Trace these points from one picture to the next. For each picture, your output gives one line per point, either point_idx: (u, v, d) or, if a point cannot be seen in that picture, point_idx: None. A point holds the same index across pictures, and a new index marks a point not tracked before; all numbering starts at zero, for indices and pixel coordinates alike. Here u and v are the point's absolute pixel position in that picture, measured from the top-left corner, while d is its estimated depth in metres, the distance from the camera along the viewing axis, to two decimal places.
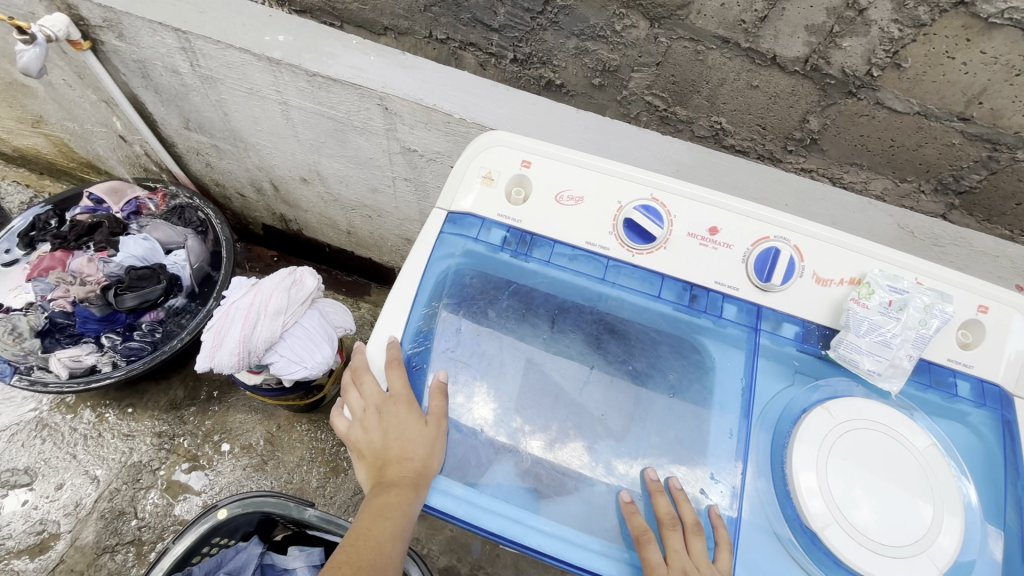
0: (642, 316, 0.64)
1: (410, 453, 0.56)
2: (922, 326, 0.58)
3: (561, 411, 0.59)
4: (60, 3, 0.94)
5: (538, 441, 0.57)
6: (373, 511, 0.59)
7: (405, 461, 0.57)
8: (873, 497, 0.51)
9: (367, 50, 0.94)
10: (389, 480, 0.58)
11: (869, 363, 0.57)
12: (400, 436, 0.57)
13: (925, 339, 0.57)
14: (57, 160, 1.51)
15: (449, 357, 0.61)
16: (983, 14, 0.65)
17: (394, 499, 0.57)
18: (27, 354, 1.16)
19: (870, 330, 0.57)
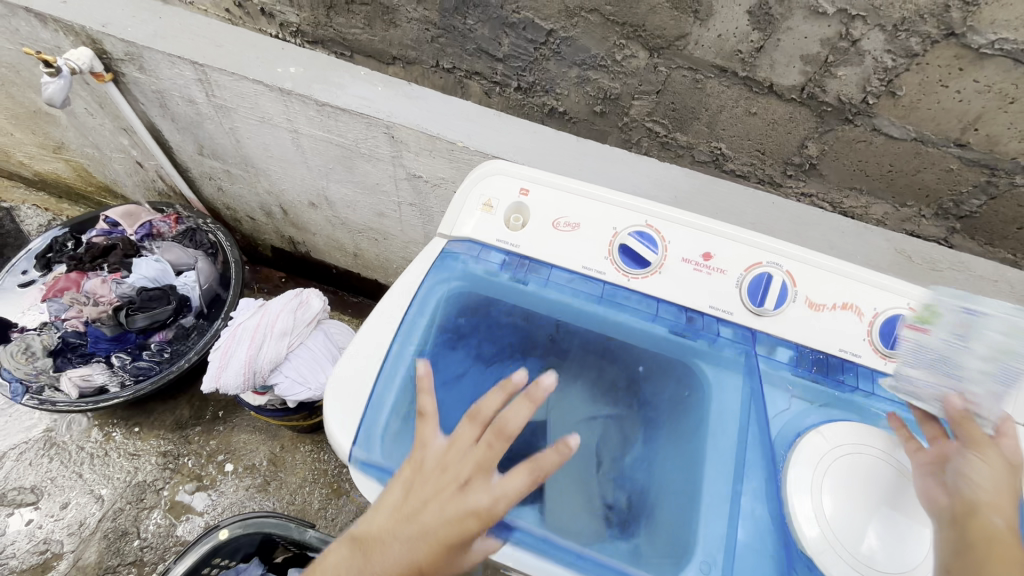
0: (633, 335, 0.65)
1: (419, 549, 0.50)
2: (1008, 356, 0.49)
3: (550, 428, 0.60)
4: (86, 37, 0.99)
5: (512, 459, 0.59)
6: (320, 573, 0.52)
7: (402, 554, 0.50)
8: (880, 528, 0.49)
9: (375, 80, 0.98)
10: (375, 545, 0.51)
11: (928, 398, 0.55)
12: (431, 528, 0.50)
13: (1012, 371, 0.50)
14: (75, 184, 1.56)
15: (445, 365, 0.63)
16: (975, 45, 0.67)
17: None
18: (38, 373, 1.18)
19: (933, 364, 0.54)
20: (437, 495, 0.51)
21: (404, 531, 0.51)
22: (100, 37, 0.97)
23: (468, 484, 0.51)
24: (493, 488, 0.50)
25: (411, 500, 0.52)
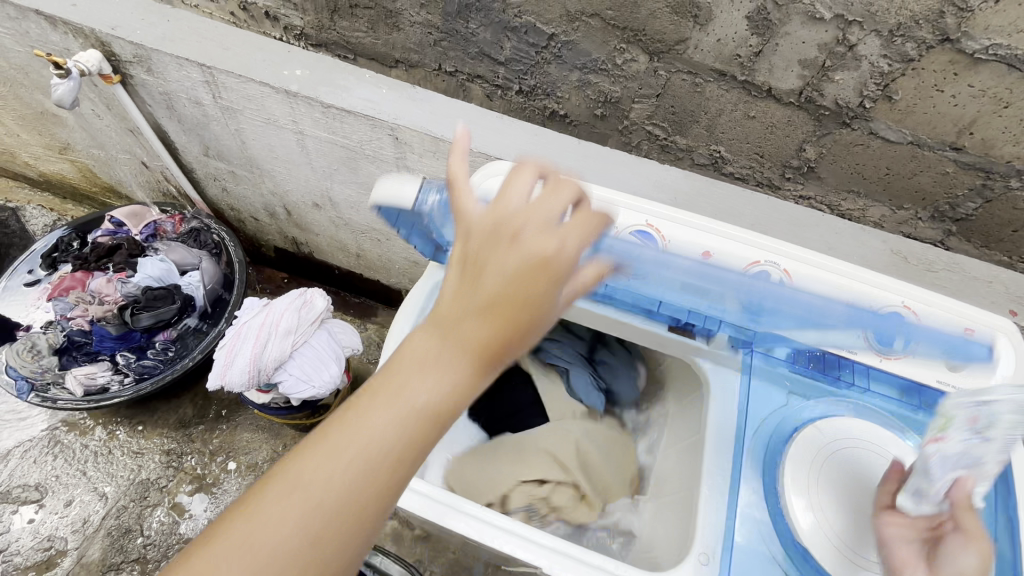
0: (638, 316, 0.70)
1: (494, 323, 0.39)
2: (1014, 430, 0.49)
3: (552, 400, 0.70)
4: (95, 40, 1.00)
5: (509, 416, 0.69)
6: (366, 413, 0.39)
7: (476, 337, 0.39)
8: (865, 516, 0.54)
9: (380, 83, 1.00)
10: (436, 348, 0.40)
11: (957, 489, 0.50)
12: (501, 288, 0.39)
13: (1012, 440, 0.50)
14: (80, 185, 1.57)
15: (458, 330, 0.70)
16: (969, 50, 0.68)
17: (422, 400, 0.39)
18: (43, 371, 1.20)
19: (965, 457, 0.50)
20: (503, 257, 0.39)
21: (466, 305, 0.40)
22: (109, 39, 0.99)
23: (529, 228, 0.40)
24: (560, 227, 0.40)
25: (466, 272, 0.40)
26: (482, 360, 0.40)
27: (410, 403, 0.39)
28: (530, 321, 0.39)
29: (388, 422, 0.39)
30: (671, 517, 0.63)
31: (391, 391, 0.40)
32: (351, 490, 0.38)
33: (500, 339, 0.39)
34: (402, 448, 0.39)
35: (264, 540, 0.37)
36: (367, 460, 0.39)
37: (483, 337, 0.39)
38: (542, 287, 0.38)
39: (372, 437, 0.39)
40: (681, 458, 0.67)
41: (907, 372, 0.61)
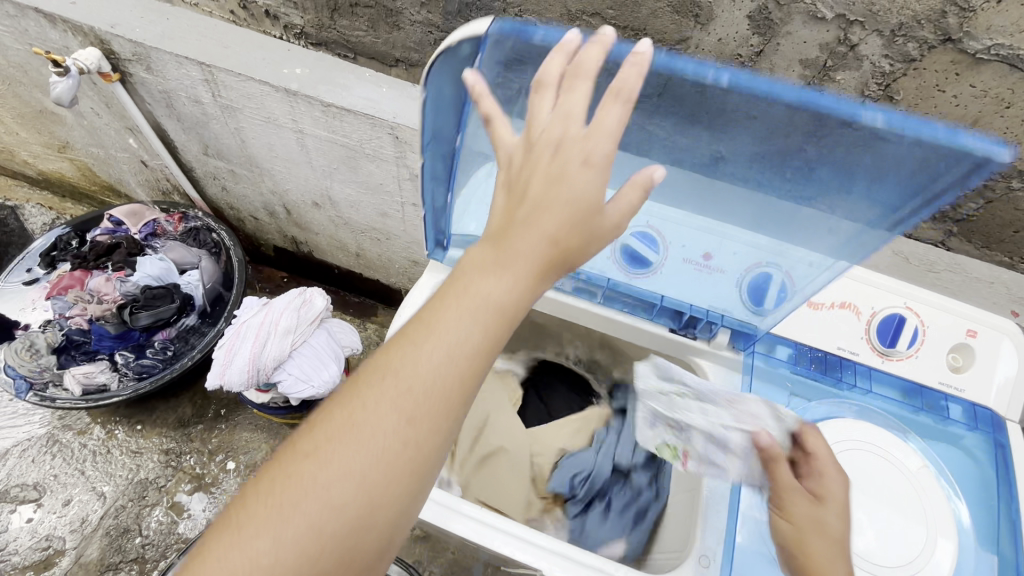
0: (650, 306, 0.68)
1: (562, 221, 0.41)
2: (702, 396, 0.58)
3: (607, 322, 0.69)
4: (94, 38, 1.00)
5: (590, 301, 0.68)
6: (452, 311, 0.41)
7: (546, 238, 0.41)
8: (865, 519, 0.54)
9: (380, 82, 0.99)
10: (507, 251, 0.42)
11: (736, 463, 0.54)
12: (567, 193, 0.41)
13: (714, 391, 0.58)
14: (79, 183, 1.57)
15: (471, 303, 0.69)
16: (971, 50, 0.69)
17: (504, 295, 0.41)
18: (42, 370, 1.19)
19: (717, 442, 0.55)
20: (553, 160, 0.41)
21: (530, 212, 0.42)
22: (108, 37, 0.99)
23: (566, 142, 0.41)
24: (592, 135, 0.40)
25: (511, 196, 0.43)
26: (554, 255, 0.42)
27: (492, 298, 0.41)
28: (583, 220, 0.41)
29: (475, 315, 0.41)
30: (673, 520, 0.63)
31: (472, 289, 0.41)
32: (446, 379, 0.40)
33: (571, 236, 0.41)
34: (486, 341, 0.41)
35: (373, 422, 0.39)
36: (460, 349, 0.40)
37: (552, 236, 0.41)
38: (590, 185, 0.40)
39: (461, 328, 0.40)
40: (682, 460, 0.67)
41: (907, 373, 0.61)
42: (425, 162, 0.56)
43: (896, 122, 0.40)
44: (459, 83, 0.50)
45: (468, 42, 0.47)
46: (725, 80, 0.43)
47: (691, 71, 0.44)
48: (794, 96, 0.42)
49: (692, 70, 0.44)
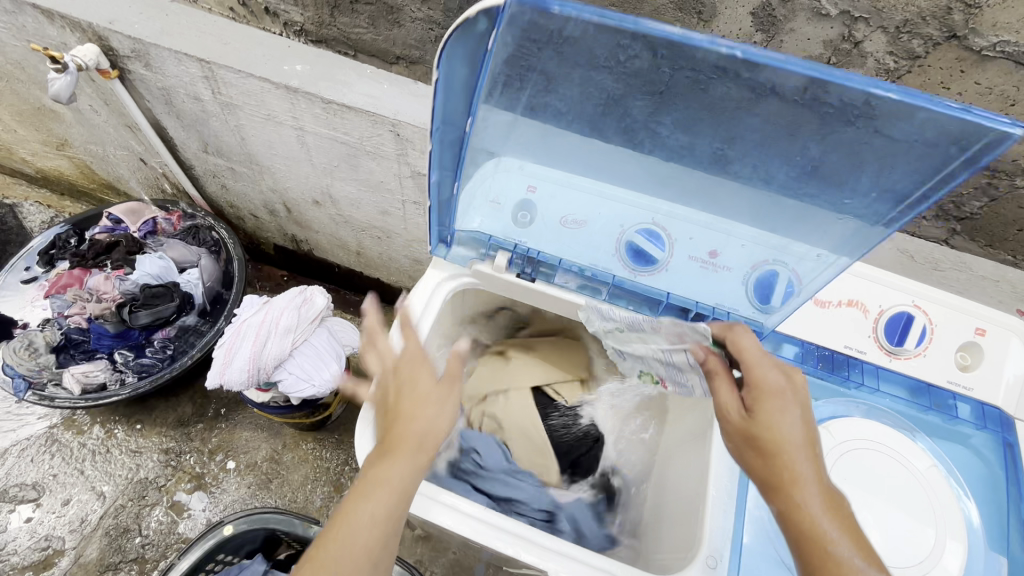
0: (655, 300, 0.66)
1: (424, 414, 0.56)
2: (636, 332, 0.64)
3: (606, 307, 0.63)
4: (93, 34, 0.99)
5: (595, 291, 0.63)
6: (360, 504, 0.52)
7: (417, 425, 0.55)
8: (875, 518, 0.54)
9: (381, 79, 0.99)
10: (391, 445, 0.54)
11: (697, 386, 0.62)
12: (422, 398, 0.57)
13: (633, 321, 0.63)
14: (78, 181, 1.56)
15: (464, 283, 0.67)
16: (976, 47, 0.68)
17: (403, 470, 0.53)
18: (41, 369, 1.19)
19: (668, 366, 0.64)
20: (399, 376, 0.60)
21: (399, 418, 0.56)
22: (107, 34, 0.98)
23: (405, 363, 0.61)
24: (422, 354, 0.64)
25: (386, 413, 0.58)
26: (425, 439, 0.55)
27: (395, 477, 0.53)
28: (432, 405, 0.58)
29: (382, 495, 0.52)
30: (675, 519, 0.63)
31: (374, 479, 0.53)
32: (361, 560, 0.50)
33: (433, 423, 0.56)
34: (387, 521, 0.52)
35: None
36: (374, 527, 0.51)
37: (423, 422, 0.56)
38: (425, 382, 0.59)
39: (372, 509, 0.51)
40: (684, 458, 0.67)
41: (916, 372, 0.60)
42: (432, 148, 0.54)
43: (911, 96, 0.39)
44: (473, 60, 0.48)
45: (484, 15, 0.44)
46: (739, 54, 0.41)
47: (703, 44, 0.41)
48: (808, 73, 0.41)
49: (706, 43, 0.41)
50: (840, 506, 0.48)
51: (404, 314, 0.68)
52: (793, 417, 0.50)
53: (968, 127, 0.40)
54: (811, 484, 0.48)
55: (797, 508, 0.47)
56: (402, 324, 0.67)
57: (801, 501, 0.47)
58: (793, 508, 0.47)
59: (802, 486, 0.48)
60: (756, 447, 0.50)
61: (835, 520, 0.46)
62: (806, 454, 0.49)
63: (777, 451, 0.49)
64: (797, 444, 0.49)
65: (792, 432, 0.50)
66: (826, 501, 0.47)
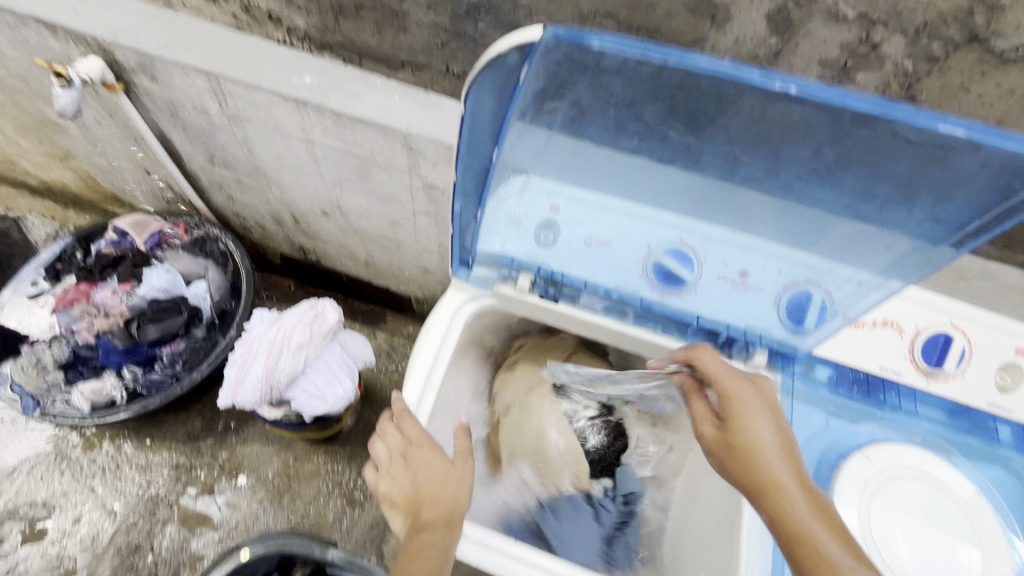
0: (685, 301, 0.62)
1: (445, 490, 0.60)
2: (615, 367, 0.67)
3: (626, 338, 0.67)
4: (97, 48, 0.97)
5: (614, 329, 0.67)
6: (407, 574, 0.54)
7: (441, 501, 0.59)
8: (915, 541, 0.53)
9: (391, 89, 0.97)
10: (424, 523, 0.58)
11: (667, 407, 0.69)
12: (439, 475, 0.61)
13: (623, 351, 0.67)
14: (82, 193, 1.54)
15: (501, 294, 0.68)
16: (998, 50, 0.65)
17: (441, 537, 0.56)
18: (49, 388, 1.19)
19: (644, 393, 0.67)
20: (411, 465, 0.62)
21: (424, 494, 0.60)
22: (112, 47, 0.96)
23: (414, 449, 0.62)
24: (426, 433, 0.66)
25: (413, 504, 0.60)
26: (451, 513, 0.59)
27: (435, 543, 0.55)
28: (450, 482, 0.61)
29: (424, 563, 0.54)
30: (708, 543, 0.63)
31: (415, 549, 0.55)
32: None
33: (455, 500, 0.60)
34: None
35: None
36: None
37: (447, 494, 0.60)
38: (438, 460, 0.61)
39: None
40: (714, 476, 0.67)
41: (953, 394, 0.59)
42: (456, 175, 0.53)
43: (981, 134, 0.37)
44: (503, 92, 0.45)
45: (517, 50, 0.41)
46: (792, 89, 0.39)
47: (755, 78, 0.39)
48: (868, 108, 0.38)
49: (757, 78, 0.39)
50: (823, 507, 0.49)
51: (425, 341, 0.67)
52: (762, 423, 0.53)
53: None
54: (791, 486, 0.49)
55: (785, 514, 0.48)
56: (423, 353, 0.66)
57: (787, 503, 0.49)
58: (781, 512, 0.48)
59: (782, 489, 0.49)
60: (733, 456, 0.53)
61: (820, 520, 0.48)
62: (784, 458, 0.51)
63: (752, 458, 0.51)
64: (769, 449, 0.51)
65: (764, 440, 0.52)
66: (809, 503, 0.49)
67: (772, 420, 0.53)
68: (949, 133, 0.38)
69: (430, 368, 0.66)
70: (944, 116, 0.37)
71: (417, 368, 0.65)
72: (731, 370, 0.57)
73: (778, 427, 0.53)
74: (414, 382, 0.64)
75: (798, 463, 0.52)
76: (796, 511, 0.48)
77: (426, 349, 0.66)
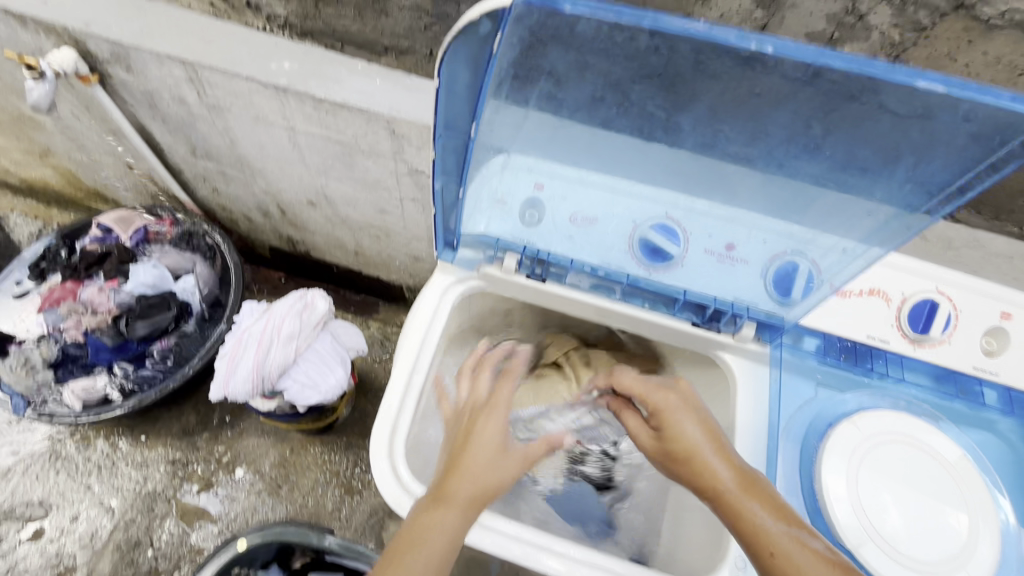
0: (672, 274, 0.62)
1: (494, 466, 0.58)
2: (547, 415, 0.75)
3: (615, 315, 0.68)
4: (69, 38, 0.95)
5: (605, 306, 0.67)
6: (406, 560, 0.51)
7: (484, 473, 0.57)
8: (903, 506, 0.53)
9: (372, 73, 0.95)
10: (461, 482, 0.56)
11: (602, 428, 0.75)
12: (478, 454, 0.58)
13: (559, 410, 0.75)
14: (64, 190, 1.52)
15: (491, 277, 0.69)
16: (984, 17, 0.64)
17: (450, 523, 0.53)
18: (40, 386, 1.18)
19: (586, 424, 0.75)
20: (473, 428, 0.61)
21: (445, 468, 0.58)
22: (84, 37, 0.93)
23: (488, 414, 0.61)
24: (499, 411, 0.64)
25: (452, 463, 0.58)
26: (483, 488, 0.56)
27: (446, 529, 0.53)
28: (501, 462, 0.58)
29: (431, 548, 0.52)
30: (699, 518, 0.64)
31: (426, 529, 0.53)
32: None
33: (492, 479, 0.57)
34: (444, 550, 0.52)
35: None
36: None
37: (479, 476, 0.56)
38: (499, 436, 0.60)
39: (418, 565, 0.51)
40: None
41: (941, 361, 0.59)
42: (435, 154, 0.52)
43: (960, 89, 0.36)
44: (477, 63, 0.43)
45: (489, 18, 0.39)
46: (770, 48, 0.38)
47: (731, 39, 0.38)
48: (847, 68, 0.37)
49: (735, 39, 0.38)
50: (758, 486, 0.51)
51: (412, 324, 0.66)
52: (684, 424, 0.55)
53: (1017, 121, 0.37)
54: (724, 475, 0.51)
55: (725, 499, 0.50)
56: (403, 361, 0.64)
57: (721, 490, 0.51)
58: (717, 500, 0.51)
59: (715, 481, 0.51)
60: (672, 460, 0.55)
61: (752, 496, 0.50)
62: (713, 451, 0.53)
63: (685, 459, 0.54)
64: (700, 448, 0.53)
65: (691, 439, 0.54)
66: (739, 483, 0.51)
67: (694, 422, 0.56)
68: (929, 91, 0.37)
69: (416, 351, 0.65)
70: (922, 73, 0.36)
71: (406, 353, 0.65)
72: (665, 386, 0.60)
73: (702, 426, 0.56)
74: (398, 366, 0.64)
75: (729, 451, 0.53)
76: (728, 492, 0.50)
77: (416, 332, 0.66)
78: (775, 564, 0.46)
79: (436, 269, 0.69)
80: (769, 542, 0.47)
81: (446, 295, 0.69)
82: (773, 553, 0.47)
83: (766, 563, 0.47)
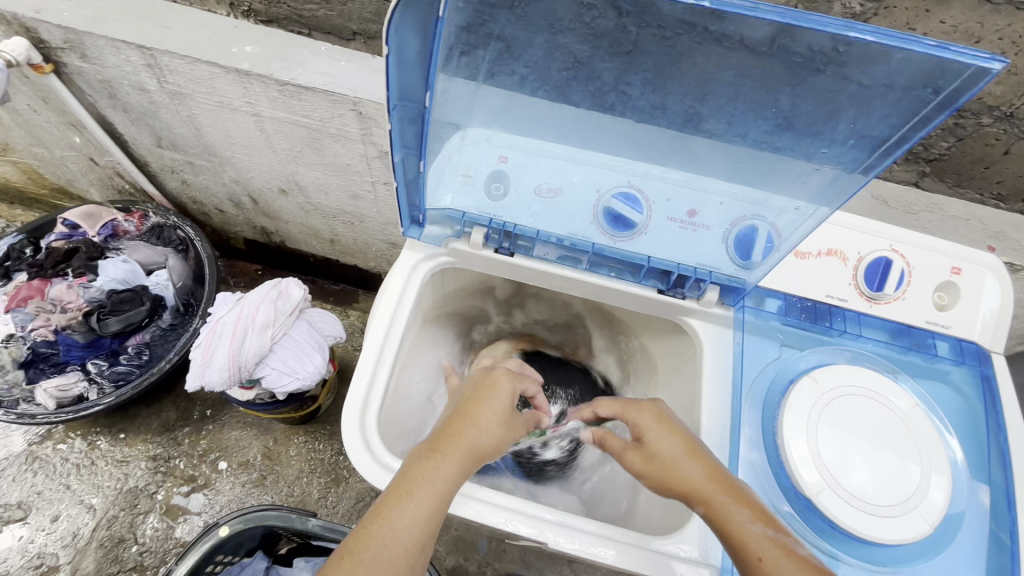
0: (637, 242, 0.63)
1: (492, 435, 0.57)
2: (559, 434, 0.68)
3: (585, 287, 0.70)
4: (19, 26, 0.91)
5: (576, 275, 0.68)
6: (398, 510, 0.49)
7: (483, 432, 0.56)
8: (861, 457, 0.55)
9: (338, 56, 0.93)
10: (467, 441, 0.55)
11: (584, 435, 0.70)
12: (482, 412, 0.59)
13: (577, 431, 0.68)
14: (27, 189, 1.48)
15: (462, 253, 0.69)
16: None
17: (451, 475, 0.52)
18: (11, 387, 1.14)
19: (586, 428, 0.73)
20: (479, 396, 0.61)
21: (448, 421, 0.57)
22: (34, 25, 0.90)
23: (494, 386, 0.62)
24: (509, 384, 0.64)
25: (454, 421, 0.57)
26: (480, 453, 0.56)
27: (445, 480, 0.51)
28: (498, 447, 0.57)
29: (427, 497, 0.50)
30: None
31: (424, 480, 0.51)
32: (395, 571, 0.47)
33: (489, 439, 0.57)
34: (440, 506, 0.50)
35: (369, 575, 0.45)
36: (410, 538, 0.48)
37: (484, 432, 0.57)
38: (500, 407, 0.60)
39: (411, 517, 0.49)
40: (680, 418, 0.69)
41: (895, 316, 0.61)
42: (393, 127, 0.52)
43: (886, 38, 0.37)
44: (426, 28, 0.43)
45: None
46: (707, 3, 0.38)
47: None
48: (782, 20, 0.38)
49: None
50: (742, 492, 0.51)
51: (381, 299, 0.67)
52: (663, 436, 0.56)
53: (945, 67, 0.38)
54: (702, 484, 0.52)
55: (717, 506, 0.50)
56: (374, 334, 0.64)
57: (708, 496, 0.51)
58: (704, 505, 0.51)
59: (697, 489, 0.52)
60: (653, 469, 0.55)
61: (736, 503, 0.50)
62: (689, 460, 0.54)
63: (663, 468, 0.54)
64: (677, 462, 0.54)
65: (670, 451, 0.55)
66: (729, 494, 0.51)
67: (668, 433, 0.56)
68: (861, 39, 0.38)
69: (386, 326, 0.65)
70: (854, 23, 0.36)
71: (378, 330, 0.65)
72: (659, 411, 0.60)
73: (682, 440, 0.56)
74: (369, 342, 0.64)
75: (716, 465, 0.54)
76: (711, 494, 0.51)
77: (387, 307, 0.66)
78: (763, 569, 0.46)
79: (405, 246, 0.70)
80: (758, 548, 0.47)
81: (415, 274, 0.69)
82: (760, 558, 0.46)
83: (754, 568, 0.46)
